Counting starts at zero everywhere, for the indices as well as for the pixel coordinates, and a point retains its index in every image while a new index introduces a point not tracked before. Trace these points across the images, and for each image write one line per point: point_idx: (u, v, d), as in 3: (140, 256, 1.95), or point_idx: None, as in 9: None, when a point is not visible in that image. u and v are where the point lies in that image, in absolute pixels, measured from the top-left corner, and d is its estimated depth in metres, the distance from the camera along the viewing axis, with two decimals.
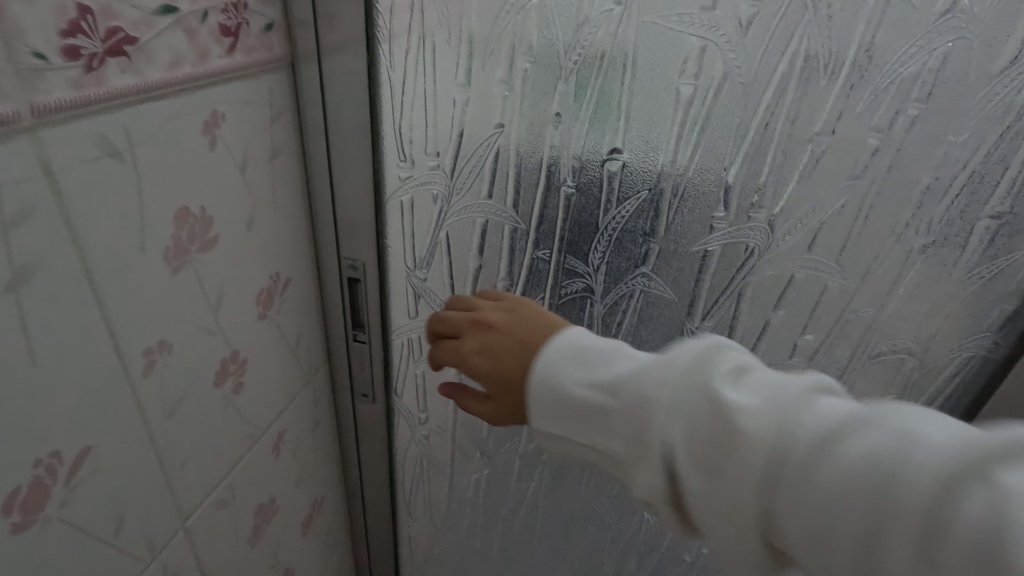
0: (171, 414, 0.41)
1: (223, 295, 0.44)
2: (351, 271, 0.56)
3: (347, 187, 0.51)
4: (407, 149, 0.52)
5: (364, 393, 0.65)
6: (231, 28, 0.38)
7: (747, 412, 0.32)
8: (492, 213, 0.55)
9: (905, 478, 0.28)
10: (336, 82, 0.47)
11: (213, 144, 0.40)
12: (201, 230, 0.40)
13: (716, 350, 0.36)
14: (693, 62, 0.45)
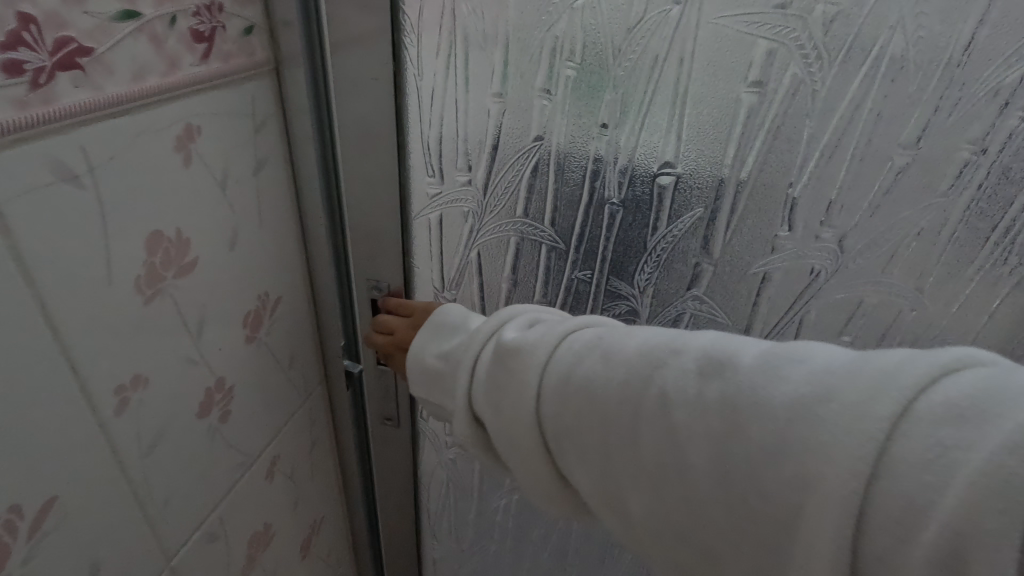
0: (150, 451, 0.38)
1: (205, 321, 0.41)
2: (377, 293, 0.54)
3: (370, 200, 0.50)
4: (435, 162, 0.50)
5: (388, 416, 0.64)
6: (204, 33, 0.35)
7: (528, 354, 0.38)
8: (527, 231, 0.53)
9: (670, 396, 0.33)
10: (348, 88, 0.45)
11: (188, 161, 0.36)
12: (177, 254, 0.37)
13: (510, 315, 0.42)
14: (757, 67, 0.43)
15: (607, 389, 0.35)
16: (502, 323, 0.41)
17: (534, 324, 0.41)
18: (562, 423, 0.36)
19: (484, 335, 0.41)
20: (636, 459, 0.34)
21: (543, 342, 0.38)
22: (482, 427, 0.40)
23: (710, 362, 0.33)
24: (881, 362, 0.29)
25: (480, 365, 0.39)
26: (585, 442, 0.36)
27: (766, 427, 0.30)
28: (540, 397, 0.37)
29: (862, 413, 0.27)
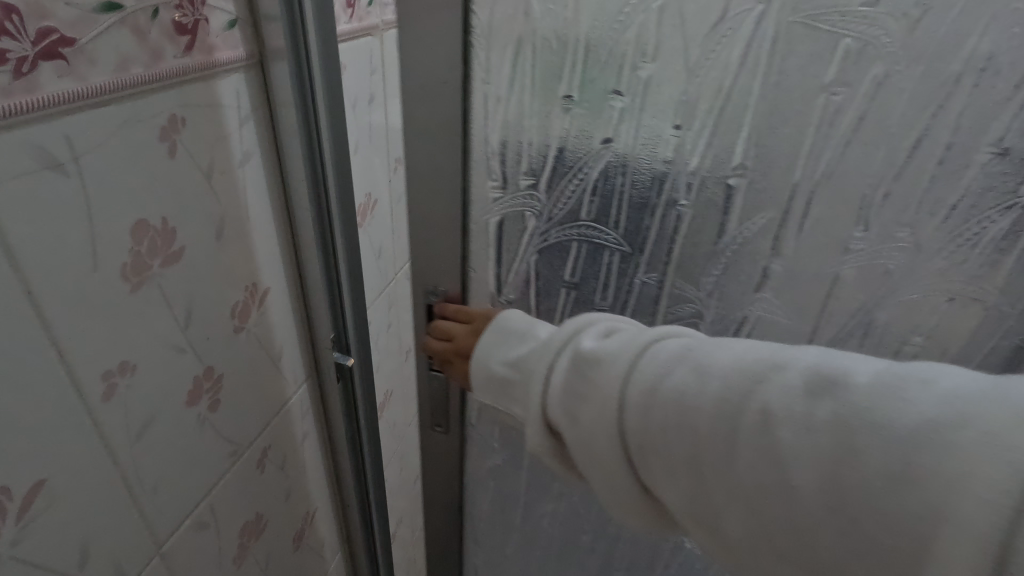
0: (139, 437, 0.39)
1: (193, 310, 0.42)
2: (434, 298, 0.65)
3: (439, 204, 0.60)
4: (500, 168, 0.58)
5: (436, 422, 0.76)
6: (186, 25, 0.36)
7: (611, 364, 0.42)
8: (594, 234, 0.60)
9: (773, 410, 0.35)
10: (416, 101, 0.55)
11: (173, 152, 0.37)
12: (163, 243, 0.38)
13: (587, 324, 0.46)
14: (835, 63, 0.46)
15: (700, 403, 0.38)
16: (574, 332, 0.46)
17: (610, 333, 0.45)
18: (645, 434, 0.39)
19: (564, 337, 0.46)
20: (731, 473, 0.36)
21: (623, 353, 0.42)
22: (552, 435, 0.46)
23: (819, 380, 0.35)
24: (999, 392, 0.30)
25: (558, 372, 0.44)
26: (675, 456, 0.38)
27: (885, 450, 0.32)
28: (623, 410, 0.40)
29: (985, 437, 0.29)
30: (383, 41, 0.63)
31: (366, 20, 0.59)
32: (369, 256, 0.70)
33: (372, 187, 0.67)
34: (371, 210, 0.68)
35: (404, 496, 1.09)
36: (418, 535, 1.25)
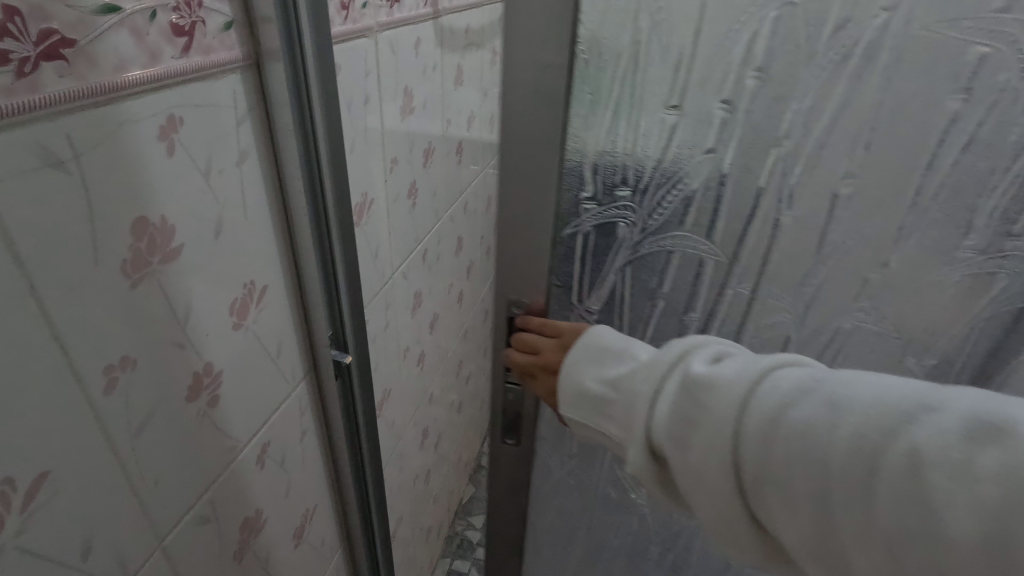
0: (141, 431, 0.40)
1: (192, 307, 0.42)
2: (515, 310, 0.58)
3: (526, 215, 0.53)
4: (596, 176, 0.53)
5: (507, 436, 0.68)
6: (183, 27, 0.37)
7: (725, 395, 0.38)
8: (693, 245, 0.56)
9: (921, 454, 0.30)
10: (523, 108, 0.48)
11: (172, 151, 0.38)
12: (162, 241, 0.38)
13: (696, 346, 0.43)
14: (967, 74, 0.44)
15: (833, 447, 0.33)
16: (684, 352, 0.42)
17: (721, 360, 0.41)
18: (765, 462, 0.36)
19: (667, 365, 0.42)
20: (882, 532, 0.31)
21: (740, 380, 0.38)
22: (655, 463, 0.42)
23: (975, 422, 0.29)
24: None
25: (663, 405, 0.41)
26: (807, 501, 0.34)
27: None
28: (739, 452, 0.37)
29: None
30: (377, 43, 0.64)
31: (361, 21, 0.60)
32: (366, 255, 0.71)
33: (368, 187, 0.68)
34: (367, 209, 0.69)
35: (404, 495, 1.10)
36: (418, 534, 1.26)
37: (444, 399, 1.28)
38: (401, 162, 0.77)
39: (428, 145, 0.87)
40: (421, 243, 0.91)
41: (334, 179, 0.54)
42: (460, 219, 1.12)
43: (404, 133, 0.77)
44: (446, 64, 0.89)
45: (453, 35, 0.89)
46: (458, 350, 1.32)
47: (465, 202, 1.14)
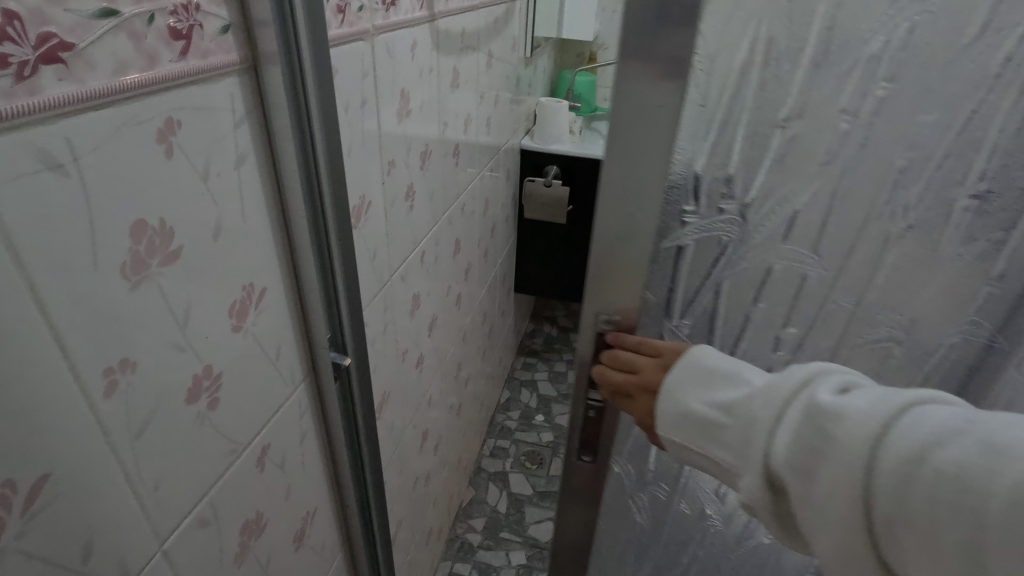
0: (141, 433, 0.40)
1: (191, 310, 0.42)
2: (604, 326, 0.55)
3: (631, 232, 0.49)
4: (698, 190, 0.53)
5: (586, 453, 0.65)
6: (181, 31, 0.37)
7: (857, 427, 0.36)
8: (798, 259, 0.56)
9: None
10: (639, 118, 0.44)
11: (170, 154, 0.38)
12: (161, 244, 0.39)
13: (822, 372, 0.41)
14: None
15: (992, 496, 0.30)
16: (809, 378, 0.40)
17: (852, 390, 0.39)
18: (903, 506, 0.34)
19: (791, 388, 0.40)
20: None
21: (876, 413, 0.35)
22: (771, 492, 0.41)
23: None
24: None
25: (781, 433, 0.39)
26: (954, 549, 0.32)
27: None
28: (873, 491, 0.35)
29: None
30: (374, 46, 0.64)
31: (357, 24, 0.60)
32: (364, 257, 0.71)
33: (366, 189, 0.68)
34: (365, 211, 0.69)
35: (404, 498, 1.10)
36: (418, 537, 1.26)
37: (443, 401, 1.28)
38: (398, 164, 0.77)
39: (425, 148, 0.87)
40: (419, 245, 0.91)
41: (332, 181, 0.55)
42: (457, 221, 1.12)
43: (400, 136, 0.77)
44: (442, 67, 0.89)
45: (449, 38, 0.90)
46: (457, 352, 1.32)
47: (463, 203, 1.14)
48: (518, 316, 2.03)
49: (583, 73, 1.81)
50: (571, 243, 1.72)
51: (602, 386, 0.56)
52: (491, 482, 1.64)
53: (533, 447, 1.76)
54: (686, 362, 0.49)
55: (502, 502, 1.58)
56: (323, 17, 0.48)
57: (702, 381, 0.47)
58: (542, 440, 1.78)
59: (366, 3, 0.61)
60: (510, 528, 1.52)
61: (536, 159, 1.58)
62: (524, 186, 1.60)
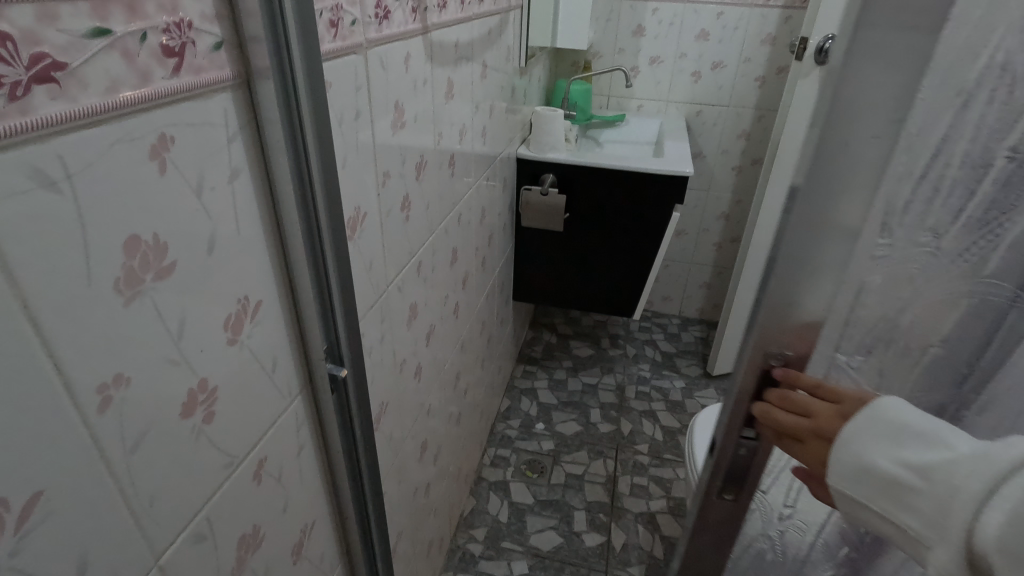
0: (136, 447, 0.40)
1: (186, 323, 0.43)
2: (773, 363, 0.49)
3: (823, 251, 0.43)
4: (892, 223, 0.51)
5: (728, 491, 0.56)
6: (173, 48, 0.38)
7: None
8: (993, 291, 0.55)
9: None
10: (864, 112, 0.37)
11: (164, 169, 0.39)
12: (155, 258, 0.39)
13: None
14: None
15: None
16: None
17: None
18: None
19: (1007, 466, 0.39)
20: None
21: None
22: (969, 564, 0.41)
23: None
24: None
25: (994, 512, 0.39)
26: None
27: None
28: None
29: None
30: (367, 59, 0.65)
31: (350, 38, 0.60)
32: (360, 268, 0.71)
33: (361, 201, 0.69)
34: (360, 222, 0.69)
35: (403, 510, 1.09)
36: (419, 548, 1.25)
37: (442, 411, 1.28)
38: (393, 176, 0.78)
39: (420, 158, 0.88)
40: (416, 255, 0.91)
41: (327, 193, 0.55)
42: (454, 230, 1.12)
43: (395, 147, 0.77)
44: (436, 79, 0.90)
45: (442, 50, 0.91)
46: (455, 362, 1.32)
47: (459, 213, 1.15)
48: (517, 324, 2.03)
49: (578, 81, 1.82)
50: (568, 250, 1.72)
51: (765, 426, 0.50)
52: (491, 492, 1.63)
53: (533, 456, 1.75)
54: (871, 413, 0.47)
55: (503, 512, 1.58)
56: (316, 33, 0.48)
57: (891, 434, 0.46)
58: (543, 449, 1.77)
59: (359, 16, 0.62)
60: (512, 538, 1.51)
61: (532, 167, 1.59)
62: (521, 195, 1.61)
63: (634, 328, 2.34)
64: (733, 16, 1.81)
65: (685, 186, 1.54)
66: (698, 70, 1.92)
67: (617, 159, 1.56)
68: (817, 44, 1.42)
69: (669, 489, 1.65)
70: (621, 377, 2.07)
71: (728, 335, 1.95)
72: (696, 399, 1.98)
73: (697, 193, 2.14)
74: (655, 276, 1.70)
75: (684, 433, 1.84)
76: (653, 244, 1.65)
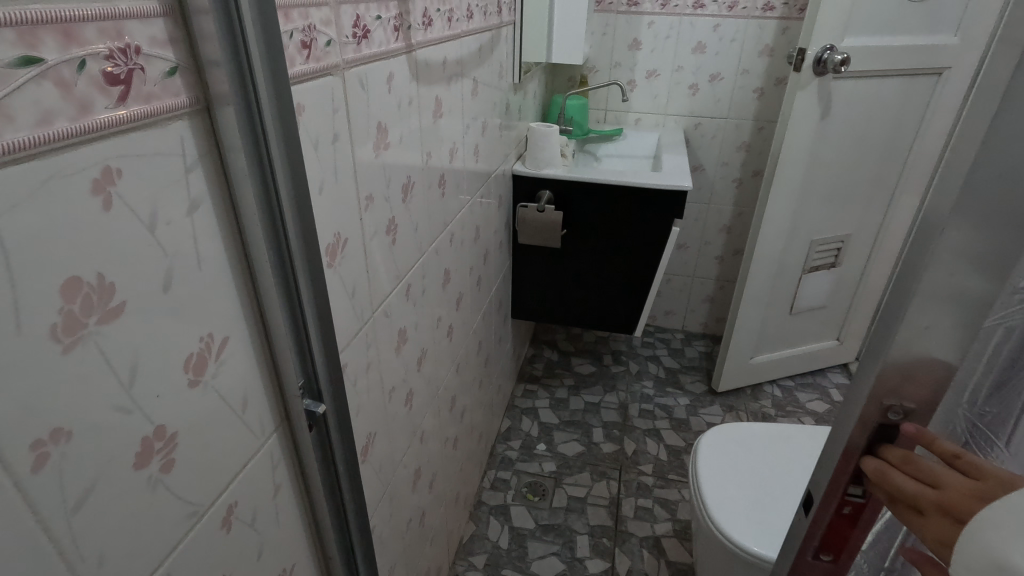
0: (80, 504, 0.37)
1: (138, 368, 0.40)
2: (892, 416, 0.42)
3: (948, 289, 0.37)
4: None
5: (826, 551, 0.50)
6: (118, 76, 0.35)
7: None
8: None
9: None
10: (1011, 132, 0.32)
11: (109, 205, 0.36)
12: (100, 301, 0.36)
13: None
14: None
15: None
16: None
17: None
18: None
19: None
20: None
21: None
22: None
23: None
24: None
25: None
26: None
27: None
28: None
29: None
30: (345, 80, 0.63)
31: (325, 59, 0.58)
32: (341, 296, 0.68)
33: (342, 226, 0.66)
34: (341, 249, 0.66)
35: (395, 542, 1.05)
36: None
37: (437, 435, 1.24)
38: (377, 199, 0.75)
39: (407, 180, 0.85)
40: (404, 278, 0.89)
41: (298, 219, 0.52)
42: (446, 251, 1.09)
43: (379, 169, 0.74)
44: (423, 99, 0.88)
45: (429, 69, 0.88)
46: (450, 384, 1.29)
47: (451, 233, 1.12)
48: (517, 342, 2.00)
49: (575, 96, 1.79)
50: (566, 267, 1.69)
51: (878, 487, 0.42)
52: (491, 516, 1.58)
53: (535, 478, 1.70)
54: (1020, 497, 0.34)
55: (503, 537, 1.53)
56: (283, 55, 0.46)
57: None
58: (544, 471, 1.72)
59: (335, 37, 0.60)
60: (512, 565, 1.46)
61: (528, 184, 1.57)
62: (517, 212, 1.58)
63: (637, 344, 2.30)
64: (729, 27, 1.80)
65: (684, 200, 1.51)
66: (695, 83, 1.90)
67: (615, 174, 1.54)
68: (816, 55, 1.41)
69: (674, 512, 1.60)
70: (624, 396, 2.02)
71: (733, 350, 1.90)
72: (701, 417, 1.93)
73: (697, 206, 2.11)
74: (655, 292, 1.67)
75: (689, 452, 1.79)
76: (652, 260, 1.62)
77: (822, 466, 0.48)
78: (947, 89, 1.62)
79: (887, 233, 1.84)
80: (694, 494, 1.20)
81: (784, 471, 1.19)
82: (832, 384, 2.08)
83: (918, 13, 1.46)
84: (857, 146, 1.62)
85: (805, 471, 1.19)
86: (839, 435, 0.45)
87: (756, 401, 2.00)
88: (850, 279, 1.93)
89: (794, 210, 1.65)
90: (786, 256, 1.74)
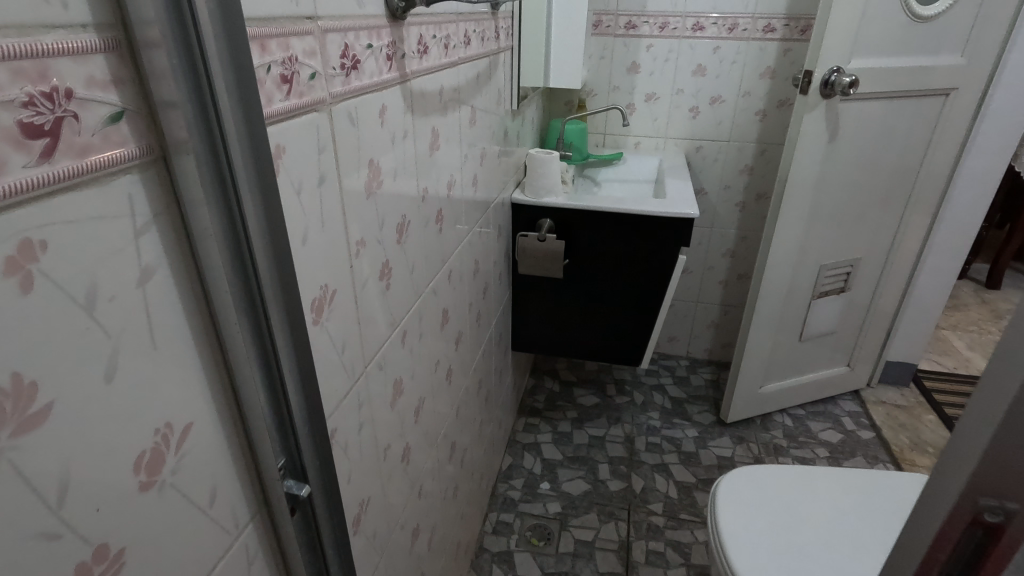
0: None
1: (69, 481, 0.32)
2: (988, 517, 0.33)
3: None
4: None
5: None
6: (42, 126, 0.29)
7: None
8: None
9: None
10: None
11: (29, 287, 0.29)
12: (16, 408, 0.29)
13: None
14: None
15: None
16: None
17: None
18: None
19: None
20: None
21: None
22: None
23: None
24: None
25: None
26: None
27: None
28: None
29: None
30: (332, 115, 0.56)
31: (309, 95, 0.52)
32: (330, 354, 0.60)
33: (330, 276, 0.59)
34: (329, 302, 0.59)
35: None
36: None
37: (436, 484, 1.16)
38: (369, 243, 0.68)
39: (402, 219, 0.78)
40: (399, 324, 0.81)
41: (276, 278, 0.44)
42: (444, 288, 1.02)
43: (371, 209, 0.68)
44: (418, 130, 0.81)
45: (424, 98, 0.82)
46: (449, 429, 1.21)
47: (450, 269, 1.05)
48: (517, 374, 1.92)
49: (575, 120, 1.74)
50: (568, 298, 1.62)
51: None
52: (494, 565, 1.49)
53: (539, 520, 1.61)
54: None
55: None
56: (258, 92, 0.39)
57: None
58: (549, 512, 1.63)
59: (320, 68, 0.53)
60: None
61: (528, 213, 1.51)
62: (517, 242, 1.52)
63: (641, 372, 2.23)
64: (729, 49, 1.76)
65: (690, 228, 1.45)
66: (695, 106, 1.86)
67: (618, 201, 1.48)
68: (822, 78, 1.36)
69: (688, 556, 1.51)
70: (630, 428, 1.94)
71: (741, 379, 1.83)
72: (710, 449, 1.85)
73: (699, 231, 2.06)
74: (662, 322, 1.60)
75: (700, 489, 1.70)
76: (658, 289, 1.55)
77: (900, 552, 0.40)
78: (954, 108, 1.58)
79: (896, 255, 1.79)
80: (711, 535, 1.14)
81: (852, 497, 1.16)
82: (844, 412, 2.00)
83: (923, 34, 1.43)
84: (865, 169, 1.57)
85: (869, 495, 1.16)
86: (925, 523, 0.37)
87: (766, 431, 1.92)
88: (860, 304, 1.87)
89: (803, 235, 1.59)
90: (794, 281, 1.68)
